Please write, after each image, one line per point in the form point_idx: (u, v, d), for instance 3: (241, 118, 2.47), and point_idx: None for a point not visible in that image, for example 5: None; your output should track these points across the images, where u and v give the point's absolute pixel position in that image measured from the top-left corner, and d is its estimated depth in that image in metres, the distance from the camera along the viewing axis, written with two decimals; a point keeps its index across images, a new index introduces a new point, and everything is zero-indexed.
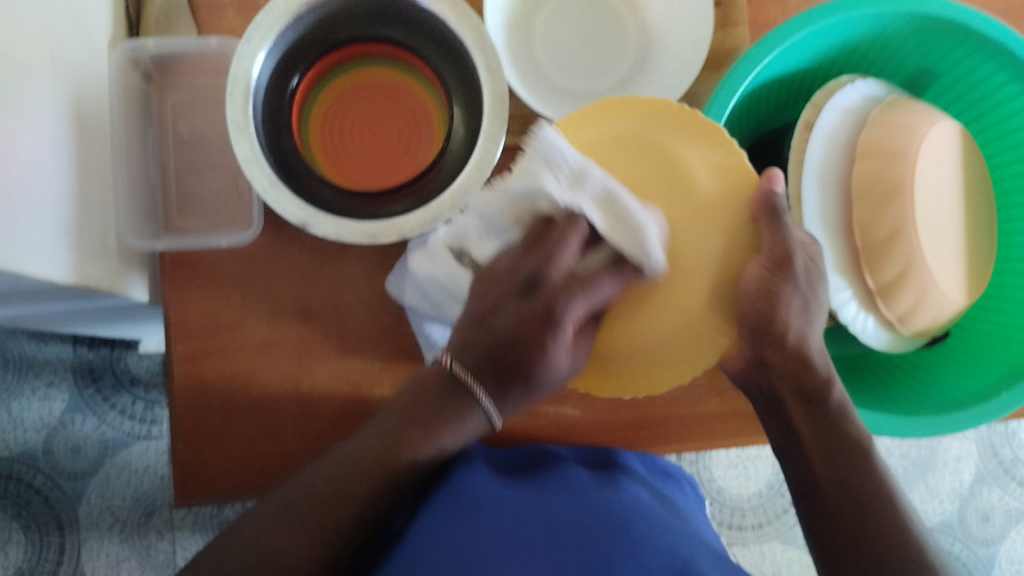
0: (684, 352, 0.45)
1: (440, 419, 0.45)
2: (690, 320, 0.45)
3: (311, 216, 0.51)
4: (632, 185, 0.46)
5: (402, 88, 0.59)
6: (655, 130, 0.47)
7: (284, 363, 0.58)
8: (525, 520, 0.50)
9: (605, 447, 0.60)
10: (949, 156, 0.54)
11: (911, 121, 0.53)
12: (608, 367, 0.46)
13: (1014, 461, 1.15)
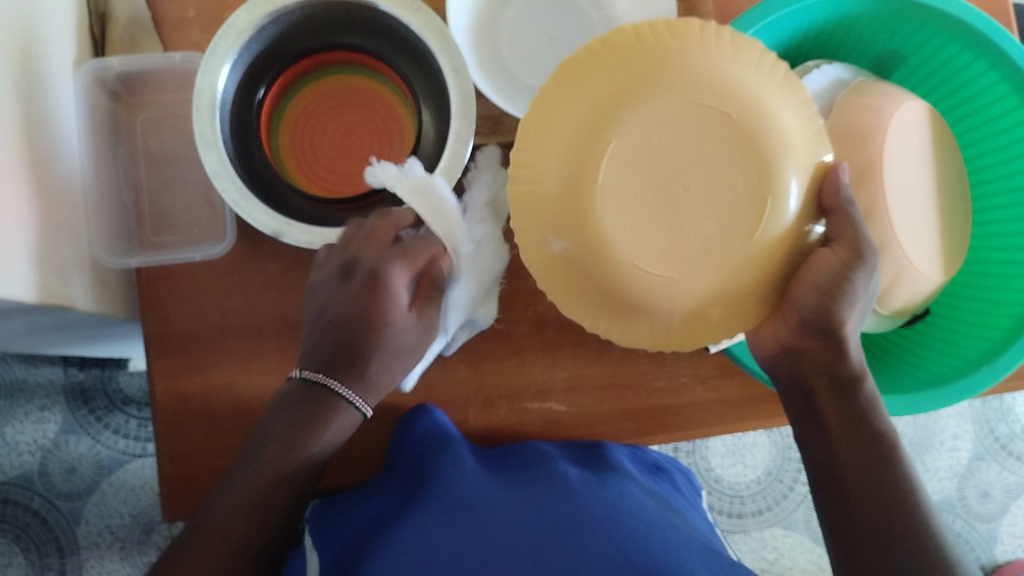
0: (693, 327, 0.39)
1: (310, 422, 0.44)
2: (692, 255, 0.38)
3: (283, 225, 0.51)
4: (678, 146, 0.38)
5: (372, 97, 0.59)
6: (737, 82, 0.38)
7: (266, 374, 0.57)
8: (509, 512, 0.49)
9: (594, 442, 0.60)
10: (918, 135, 0.54)
11: (878, 103, 0.53)
12: (622, 296, 0.39)
13: (1010, 436, 1.15)
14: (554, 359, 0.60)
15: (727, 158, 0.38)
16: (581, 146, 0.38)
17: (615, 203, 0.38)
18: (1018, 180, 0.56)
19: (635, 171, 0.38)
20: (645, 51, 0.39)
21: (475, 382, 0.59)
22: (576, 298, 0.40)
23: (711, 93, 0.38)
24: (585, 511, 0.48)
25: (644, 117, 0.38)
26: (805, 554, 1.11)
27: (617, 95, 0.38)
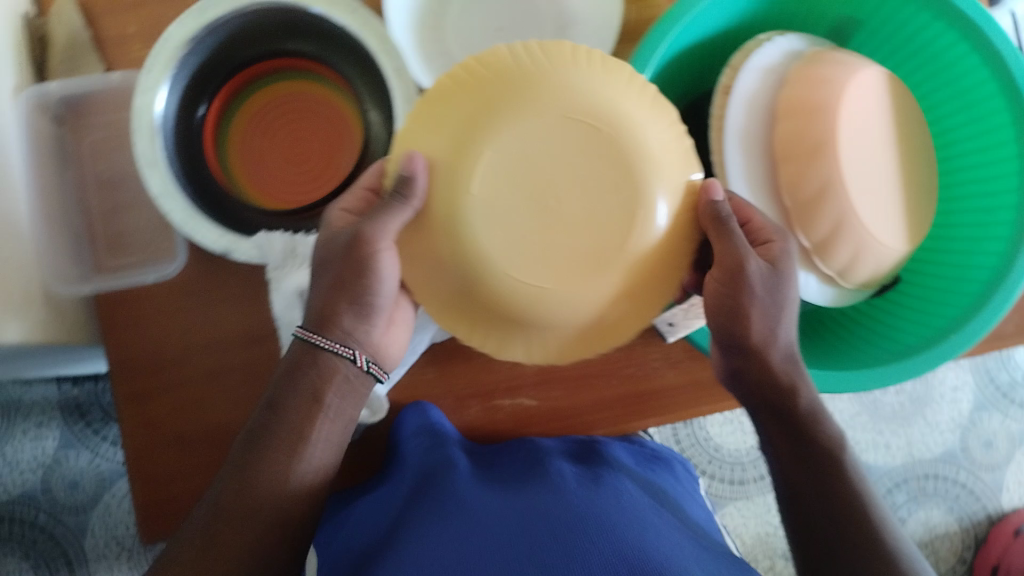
0: (578, 336, 0.39)
1: (299, 397, 0.45)
2: (565, 264, 0.38)
3: (232, 241, 0.50)
4: (544, 155, 0.38)
5: (316, 100, 0.57)
6: (598, 91, 0.38)
7: (231, 390, 0.57)
8: (505, 519, 0.48)
9: (589, 436, 0.60)
10: (876, 101, 0.52)
11: (831, 74, 0.52)
12: (496, 313, 0.39)
13: (1012, 384, 1.14)
14: None
15: (588, 168, 0.38)
16: (451, 162, 0.38)
17: (491, 220, 0.37)
18: (979, 141, 0.55)
19: (506, 188, 0.37)
20: (507, 72, 0.38)
21: (444, 383, 0.59)
22: (460, 322, 0.40)
23: (576, 100, 0.38)
24: (580, 514, 0.47)
25: (504, 130, 0.37)
26: None
27: (479, 114, 0.38)
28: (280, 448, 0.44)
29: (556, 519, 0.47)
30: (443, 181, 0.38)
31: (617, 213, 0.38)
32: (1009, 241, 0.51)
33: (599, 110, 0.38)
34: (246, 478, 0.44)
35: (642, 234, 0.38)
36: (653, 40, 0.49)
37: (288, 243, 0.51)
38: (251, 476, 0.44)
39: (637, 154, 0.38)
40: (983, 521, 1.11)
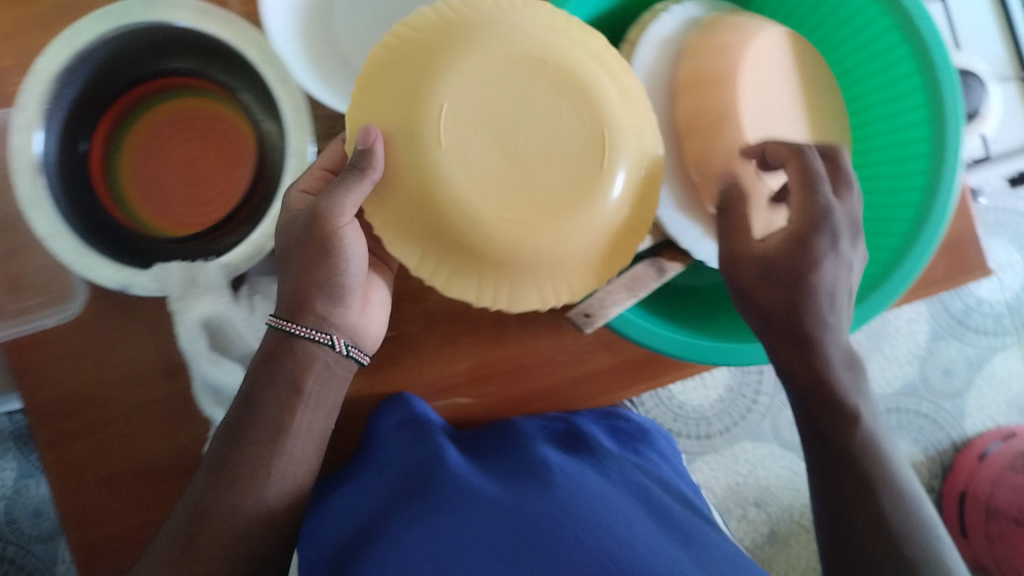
0: (566, 270, 0.42)
1: (278, 386, 0.47)
2: (540, 198, 0.41)
3: (130, 276, 0.47)
4: (503, 97, 0.40)
5: (203, 114, 0.55)
6: (538, 34, 0.41)
7: (157, 424, 0.56)
8: (497, 505, 0.48)
9: (566, 420, 0.60)
10: (780, 64, 0.51)
11: (732, 42, 0.50)
12: (481, 259, 0.41)
13: (966, 310, 1.13)
14: (453, 352, 0.58)
15: (546, 105, 0.41)
16: (409, 116, 0.40)
17: (462, 164, 0.39)
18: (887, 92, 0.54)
19: (469, 135, 0.40)
20: (447, 29, 0.41)
21: (376, 391, 0.58)
22: (442, 270, 0.42)
23: (522, 45, 0.41)
24: (566, 501, 0.48)
25: (460, 79, 0.40)
26: (778, 461, 1.13)
27: (429, 68, 0.40)
28: (261, 440, 0.46)
29: (542, 501, 0.48)
30: (412, 134, 0.40)
31: (580, 142, 0.41)
32: (931, 178, 0.52)
33: (545, 50, 0.41)
34: (228, 470, 0.45)
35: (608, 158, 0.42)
36: None
37: (188, 270, 0.48)
38: (232, 470, 0.45)
39: (586, 86, 0.41)
40: (947, 449, 1.12)
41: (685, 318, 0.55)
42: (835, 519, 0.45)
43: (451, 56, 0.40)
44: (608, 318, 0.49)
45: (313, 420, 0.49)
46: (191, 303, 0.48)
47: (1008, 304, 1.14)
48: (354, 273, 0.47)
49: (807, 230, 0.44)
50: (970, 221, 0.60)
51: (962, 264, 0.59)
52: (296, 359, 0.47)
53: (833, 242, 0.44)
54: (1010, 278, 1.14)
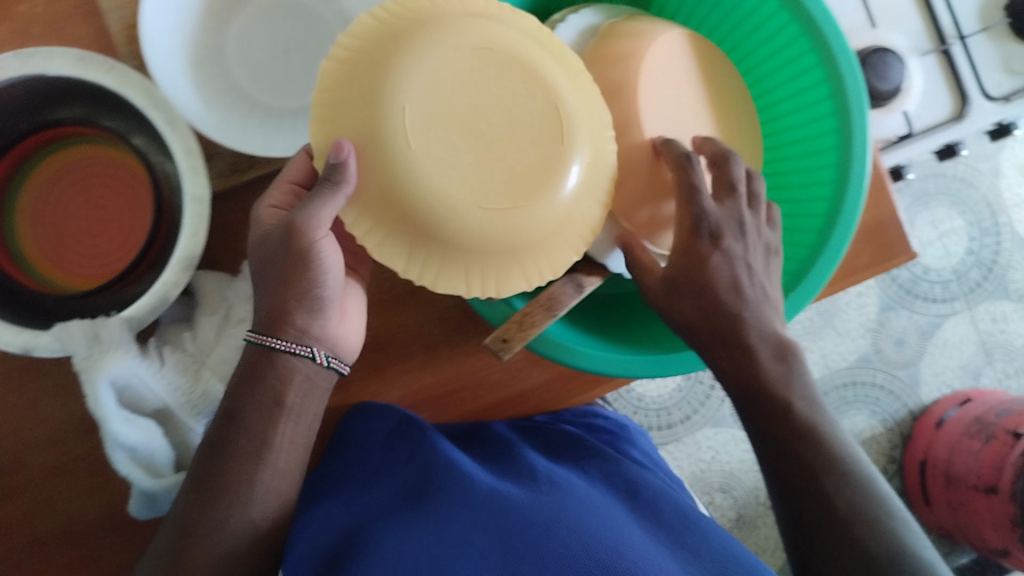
0: (537, 249, 0.44)
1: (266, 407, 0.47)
2: (509, 183, 0.42)
3: (30, 338, 0.46)
4: (457, 89, 0.42)
5: (100, 160, 0.53)
6: (480, 26, 0.43)
7: (84, 483, 0.54)
8: (484, 509, 0.49)
9: (535, 426, 0.61)
10: (678, 65, 0.55)
11: (629, 49, 0.52)
12: (457, 251, 0.42)
13: (913, 280, 1.13)
14: (381, 384, 0.58)
15: (501, 93, 0.42)
16: (372, 120, 0.40)
17: (437, 162, 0.40)
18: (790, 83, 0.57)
19: (438, 132, 0.41)
20: (389, 32, 0.42)
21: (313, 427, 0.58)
22: (428, 267, 0.42)
23: (469, 36, 0.42)
24: (552, 510, 0.48)
25: (416, 75, 0.41)
26: (739, 444, 1.13)
27: (382, 69, 0.41)
28: (247, 462, 0.47)
29: (532, 510, 0.48)
30: (381, 135, 0.40)
31: (537, 124, 0.43)
32: (840, 161, 0.54)
33: (490, 39, 0.43)
34: (213, 485, 0.46)
35: (568, 137, 0.44)
36: None
37: (90, 327, 0.45)
38: (219, 487, 0.46)
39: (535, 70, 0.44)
40: (905, 418, 1.13)
41: (610, 329, 0.56)
42: (790, 509, 0.46)
43: (405, 56, 0.41)
44: (525, 340, 0.48)
45: (296, 433, 0.49)
46: (98, 364, 0.45)
47: (954, 270, 1.13)
48: (331, 283, 0.47)
49: (687, 239, 0.48)
50: (890, 205, 0.61)
51: (886, 248, 0.61)
52: (277, 374, 0.47)
53: (714, 243, 0.48)
54: (954, 243, 1.13)
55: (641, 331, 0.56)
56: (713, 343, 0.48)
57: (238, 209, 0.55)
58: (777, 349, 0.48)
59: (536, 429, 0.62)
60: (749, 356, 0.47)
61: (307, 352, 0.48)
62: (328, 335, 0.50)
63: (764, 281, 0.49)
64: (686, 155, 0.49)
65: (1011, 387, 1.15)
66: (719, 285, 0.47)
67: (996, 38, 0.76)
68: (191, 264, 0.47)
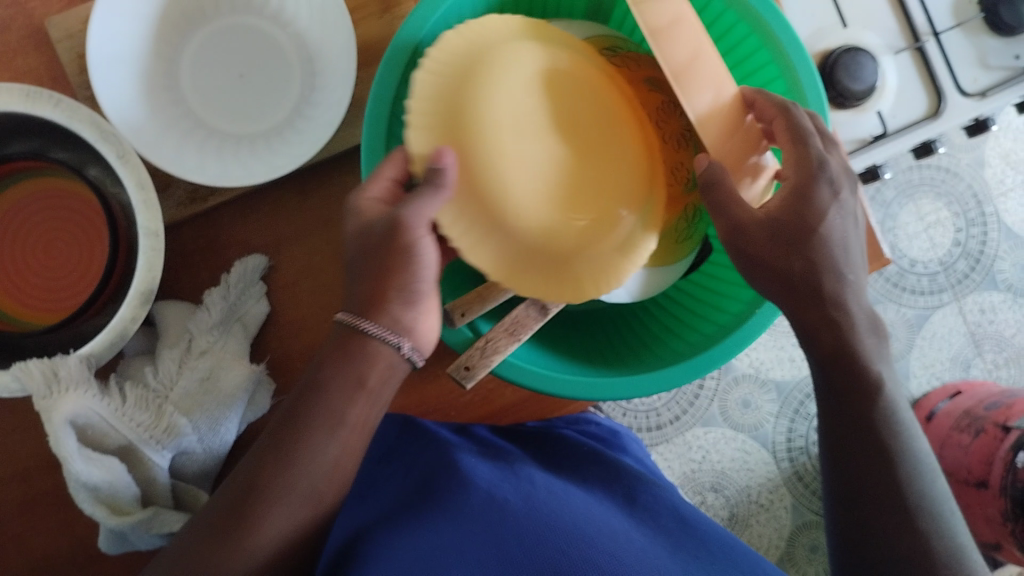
0: (615, 246, 0.50)
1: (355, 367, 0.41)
2: (585, 190, 0.49)
3: None
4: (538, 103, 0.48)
5: (55, 193, 0.53)
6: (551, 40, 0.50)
7: (47, 522, 0.53)
8: (498, 513, 0.47)
9: (522, 442, 0.61)
10: None
11: None
12: (547, 256, 0.47)
13: (900, 273, 1.12)
14: None
15: (573, 106, 0.49)
16: (469, 138, 0.45)
17: (524, 176, 0.46)
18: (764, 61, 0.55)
19: (522, 140, 0.46)
20: (466, 58, 0.46)
21: None
22: (518, 275, 0.46)
23: (538, 54, 0.49)
24: (558, 517, 0.47)
25: (499, 94, 0.46)
26: (730, 443, 1.09)
27: (467, 91, 0.45)
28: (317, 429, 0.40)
29: (541, 516, 0.47)
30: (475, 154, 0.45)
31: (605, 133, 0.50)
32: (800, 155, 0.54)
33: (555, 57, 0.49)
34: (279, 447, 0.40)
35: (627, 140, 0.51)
36: (380, 86, 0.49)
37: (47, 366, 0.45)
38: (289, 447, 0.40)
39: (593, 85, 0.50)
40: None
41: (580, 350, 0.55)
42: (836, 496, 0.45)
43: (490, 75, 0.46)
44: (489, 367, 0.48)
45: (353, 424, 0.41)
46: (56, 401, 0.45)
47: (942, 262, 1.13)
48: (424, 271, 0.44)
49: (804, 181, 0.46)
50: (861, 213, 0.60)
51: None
52: (365, 352, 0.42)
53: (833, 191, 0.46)
54: (940, 235, 1.13)
55: (611, 351, 0.56)
56: (802, 302, 0.45)
57: (199, 237, 0.55)
58: (870, 322, 0.46)
59: (527, 436, 0.61)
60: (848, 320, 0.45)
61: (409, 355, 0.43)
62: (422, 338, 0.44)
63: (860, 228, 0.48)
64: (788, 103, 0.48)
65: (1003, 378, 1.14)
66: (812, 257, 0.45)
67: (970, 33, 0.75)
68: (148, 298, 0.47)
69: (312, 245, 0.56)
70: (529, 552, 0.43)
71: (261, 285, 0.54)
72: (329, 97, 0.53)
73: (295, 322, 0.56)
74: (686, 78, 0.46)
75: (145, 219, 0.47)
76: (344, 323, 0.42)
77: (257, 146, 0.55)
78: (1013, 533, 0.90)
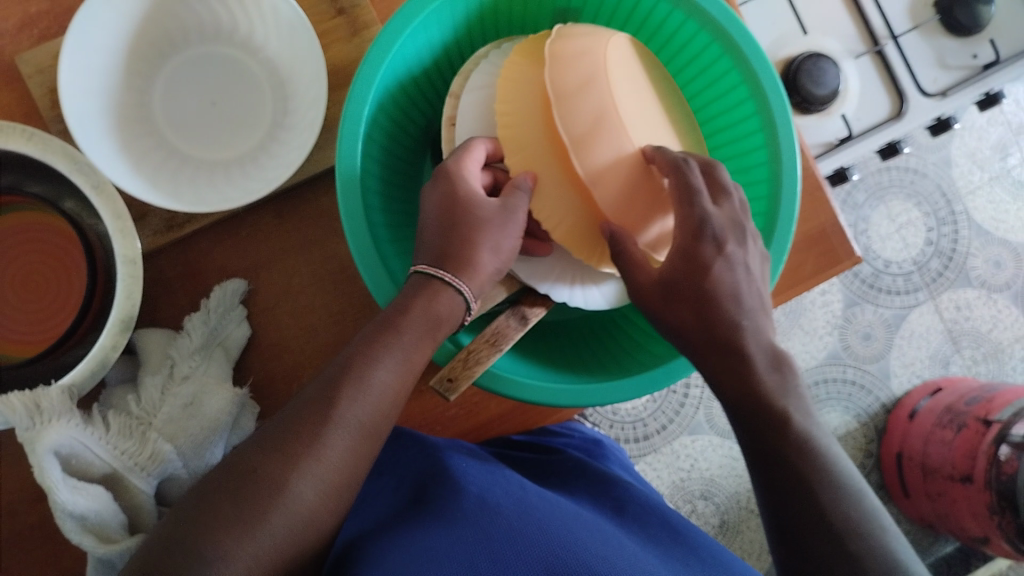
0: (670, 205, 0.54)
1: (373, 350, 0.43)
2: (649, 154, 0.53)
3: None
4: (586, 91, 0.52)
5: (33, 226, 0.53)
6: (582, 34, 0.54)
7: (36, 555, 0.53)
8: (490, 516, 0.48)
9: (505, 456, 0.61)
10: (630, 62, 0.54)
11: (584, 48, 0.51)
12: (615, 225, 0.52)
13: (875, 274, 1.14)
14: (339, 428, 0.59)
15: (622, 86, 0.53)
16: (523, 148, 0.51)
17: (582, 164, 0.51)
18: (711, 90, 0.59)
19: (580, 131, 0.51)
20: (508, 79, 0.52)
21: None
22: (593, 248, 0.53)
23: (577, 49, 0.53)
24: (547, 521, 0.47)
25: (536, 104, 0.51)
26: (717, 450, 1.09)
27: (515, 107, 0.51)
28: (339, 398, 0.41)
29: (531, 519, 0.48)
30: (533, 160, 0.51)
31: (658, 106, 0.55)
32: (769, 171, 0.55)
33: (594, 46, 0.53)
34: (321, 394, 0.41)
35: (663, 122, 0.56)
36: (353, 107, 0.49)
37: (29, 398, 0.45)
38: (312, 410, 0.40)
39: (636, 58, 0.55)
40: (879, 412, 1.13)
41: (557, 356, 0.56)
42: None
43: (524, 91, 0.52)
44: (472, 378, 0.48)
45: (378, 408, 0.42)
46: (41, 429, 0.45)
47: (915, 261, 1.15)
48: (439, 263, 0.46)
49: (689, 241, 0.47)
50: (831, 213, 0.61)
51: (831, 256, 0.61)
52: (426, 303, 0.45)
53: (718, 248, 0.47)
54: (912, 235, 1.15)
55: (584, 357, 0.57)
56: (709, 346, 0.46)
57: (179, 263, 0.56)
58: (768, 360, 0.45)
59: (513, 455, 0.62)
60: (746, 360, 0.44)
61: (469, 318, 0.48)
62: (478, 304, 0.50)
63: (759, 285, 0.48)
64: (682, 158, 0.49)
65: (982, 374, 1.15)
66: (721, 291, 0.46)
67: (929, 34, 0.77)
68: (128, 324, 0.48)
69: (291, 267, 0.56)
70: (522, 552, 0.44)
71: (236, 312, 0.55)
72: (302, 121, 0.54)
73: (276, 343, 0.56)
74: (586, 142, 0.49)
75: (121, 246, 0.47)
76: (437, 274, 0.46)
77: (232, 172, 0.56)
78: (998, 526, 0.91)
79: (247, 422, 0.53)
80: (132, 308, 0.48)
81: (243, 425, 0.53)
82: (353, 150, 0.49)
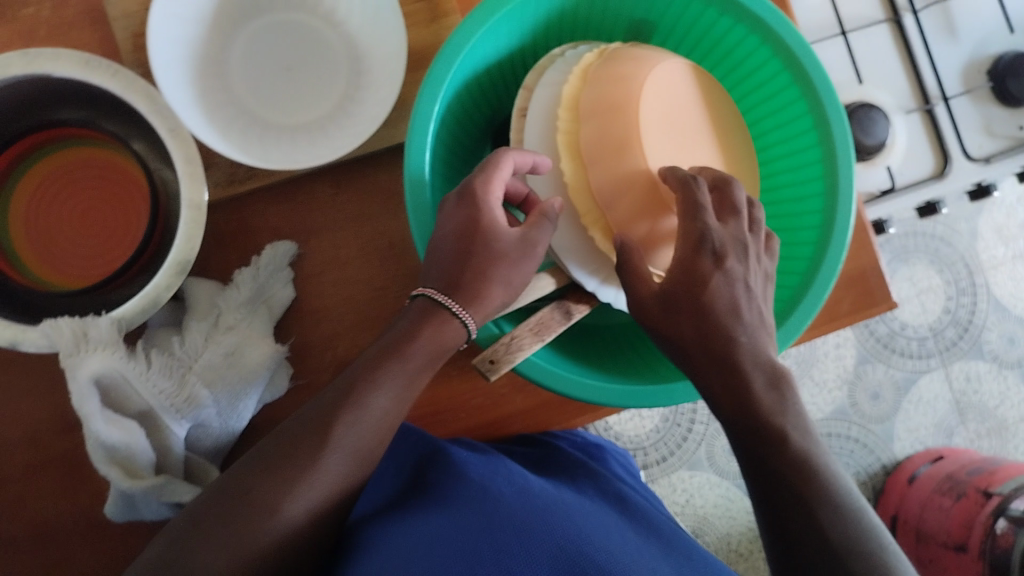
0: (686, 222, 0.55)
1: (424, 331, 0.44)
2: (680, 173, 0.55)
3: (18, 332, 0.46)
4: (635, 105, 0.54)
5: (100, 161, 0.54)
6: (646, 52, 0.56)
7: (56, 485, 0.53)
8: (507, 509, 0.47)
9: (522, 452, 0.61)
10: (683, 88, 0.56)
11: (632, 70, 0.54)
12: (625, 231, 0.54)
13: (890, 334, 1.15)
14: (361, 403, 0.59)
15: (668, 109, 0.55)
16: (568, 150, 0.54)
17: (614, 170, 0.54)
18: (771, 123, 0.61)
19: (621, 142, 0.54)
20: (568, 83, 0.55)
21: None
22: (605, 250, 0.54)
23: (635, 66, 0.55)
24: (566, 518, 0.47)
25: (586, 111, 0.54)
26: (714, 489, 1.09)
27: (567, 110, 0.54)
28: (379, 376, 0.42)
29: (549, 515, 0.47)
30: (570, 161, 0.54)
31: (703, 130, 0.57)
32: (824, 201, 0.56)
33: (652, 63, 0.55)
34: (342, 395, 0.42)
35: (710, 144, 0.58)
36: (431, 87, 0.50)
37: (78, 326, 0.45)
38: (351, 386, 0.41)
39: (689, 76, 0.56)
40: (878, 473, 1.14)
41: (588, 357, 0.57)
42: None
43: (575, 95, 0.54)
44: (513, 362, 0.48)
45: (388, 397, 0.42)
46: (85, 359, 0.45)
47: (931, 328, 1.16)
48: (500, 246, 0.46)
49: (690, 252, 0.47)
50: (873, 256, 0.62)
51: (867, 297, 0.62)
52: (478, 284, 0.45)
53: (716, 261, 0.47)
54: (932, 302, 1.16)
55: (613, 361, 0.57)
56: (716, 368, 0.45)
57: (234, 217, 0.56)
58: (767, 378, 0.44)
59: (519, 451, 0.62)
60: (754, 376, 0.44)
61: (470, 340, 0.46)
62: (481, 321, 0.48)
63: (761, 304, 0.48)
64: (691, 176, 0.50)
65: (984, 448, 1.16)
66: (720, 304, 0.46)
67: (979, 101, 0.78)
68: (184, 268, 0.47)
69: (341, 237, 0.57)
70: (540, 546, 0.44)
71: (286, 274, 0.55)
72: (375, 95, 0.55)
73: (316, 309, 0.57)
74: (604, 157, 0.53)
75: (187, 190, 0.47)
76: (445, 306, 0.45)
77: (297, 137, 0.57)
78: None
79: (281, 379, 0.54)
80: (190, 253, 0.48)
81: (277, 381, 0.54)
82: (425, 128, 0.50)
